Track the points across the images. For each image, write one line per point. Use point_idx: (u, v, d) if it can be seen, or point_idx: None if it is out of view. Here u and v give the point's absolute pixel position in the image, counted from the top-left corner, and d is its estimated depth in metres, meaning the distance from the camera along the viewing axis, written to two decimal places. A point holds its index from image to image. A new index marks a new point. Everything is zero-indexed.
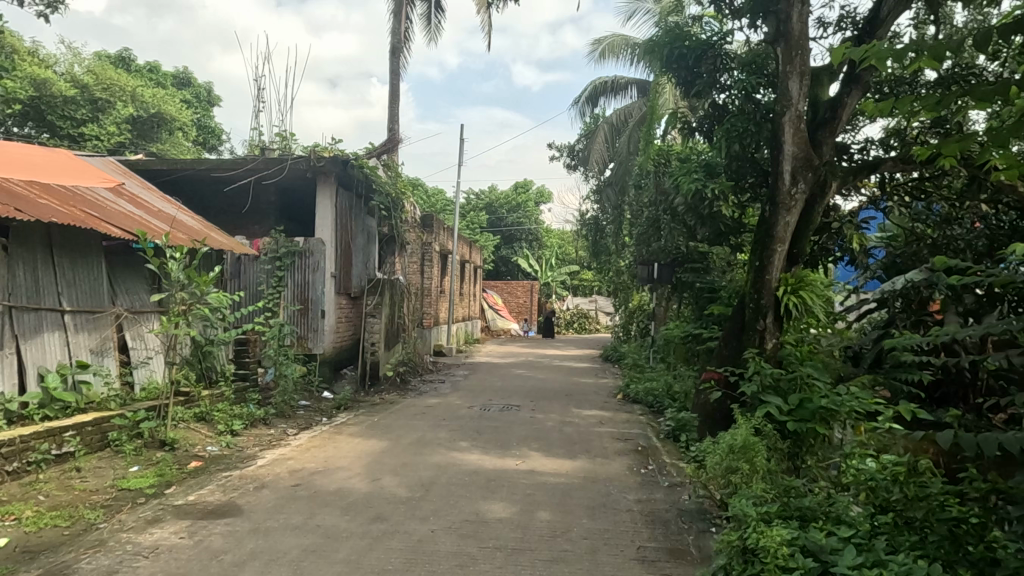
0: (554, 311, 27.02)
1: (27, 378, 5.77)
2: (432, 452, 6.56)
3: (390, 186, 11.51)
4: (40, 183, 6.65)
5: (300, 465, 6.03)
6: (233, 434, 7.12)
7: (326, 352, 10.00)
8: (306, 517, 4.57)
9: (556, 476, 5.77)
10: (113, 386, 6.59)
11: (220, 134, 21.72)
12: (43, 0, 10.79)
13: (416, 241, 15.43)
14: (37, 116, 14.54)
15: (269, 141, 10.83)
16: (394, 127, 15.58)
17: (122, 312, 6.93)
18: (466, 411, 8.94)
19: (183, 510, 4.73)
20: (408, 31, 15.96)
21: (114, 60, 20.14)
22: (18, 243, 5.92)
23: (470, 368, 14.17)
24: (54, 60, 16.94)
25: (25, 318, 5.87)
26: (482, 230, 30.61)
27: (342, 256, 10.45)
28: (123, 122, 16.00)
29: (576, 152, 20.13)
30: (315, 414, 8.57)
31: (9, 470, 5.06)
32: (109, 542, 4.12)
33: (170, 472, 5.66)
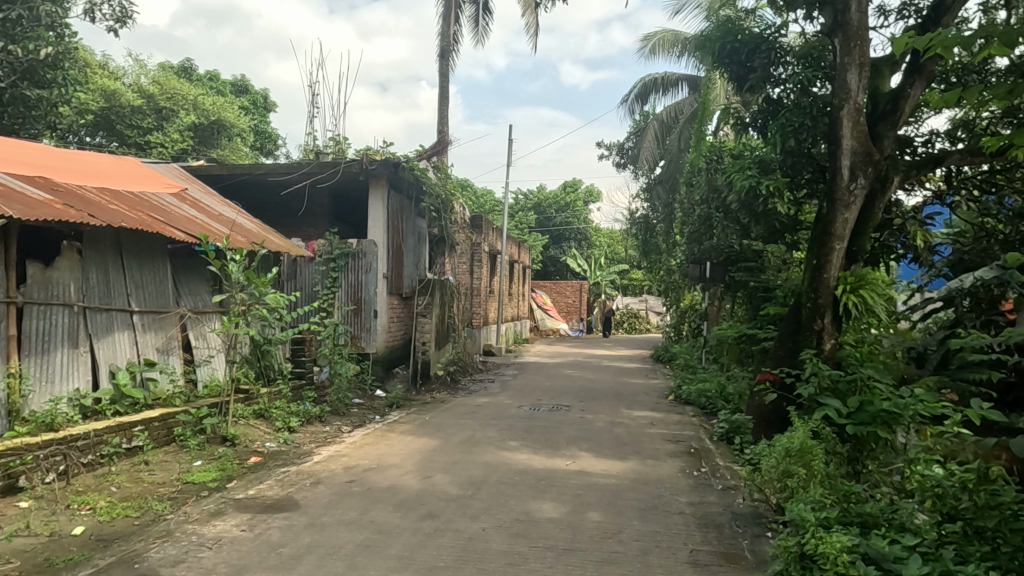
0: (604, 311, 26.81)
1: (100, 374, 6.07)
2: (482, 451, 6.61)
3: (440, 188, 11.62)
4: (111, 190, 7.01)
5: (354, 462, 6.17)
6: (290, 431, 7.33)
7: (379, 352, 10.19)
8: (359, 513, 4.68)
9: (607, 477, 5.74)
10: (178, 383, 6.88)
11: (276, 139, 22.38)
12: (113, 16, 11.35)
13: (466, 242, 15.56)
14: (106, 126, 15.35)
15: (323, 144, 11.09)
16: (443, 129, 15.75)
17: (185, 312, 7.22)
18: (515, 411, 8.97)
19: (243, 504, 4.90)
20: (457, 33, 16.10)
21: (176, 70, 20.97)
22: (92, 247, 6.22)
23: (519, 368, 14.20)
24: (122, 72, 17.77)
25: (98, 318, 6.18)
26: (531, 230, 30.63)
27: (394, 257, 10.61)
28: (186, 130, 16.63)
29: (625, 150, 19.93)
30: (368, 412, 8.75)
31: (85, 463, 5.35)
32: (175, 533, 4.30)
33: (231, 466, 5.87)
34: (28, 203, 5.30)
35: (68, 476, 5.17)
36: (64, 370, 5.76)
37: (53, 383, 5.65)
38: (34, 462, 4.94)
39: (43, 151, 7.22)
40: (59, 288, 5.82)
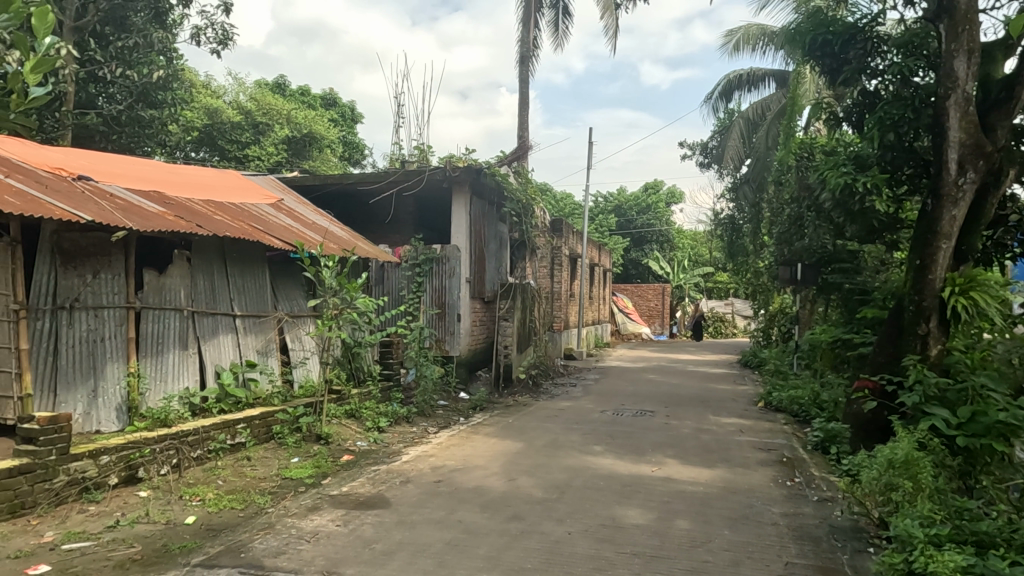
0: (699, 313, 26.48)
1: (207, 374, 6.51)
2: (566, 455, 6.60)
3: (521, 193, 11.72)
4: (217, 203, 7.50)
5: (441, 462, 6.31)
6: (379, 431, 7.59)
7: (462, 355, 10.40)
8: (447, 513, 4.78)
9: (694, 485, 5.61)
10: (277, 383, 7.25)
11: (363, 149, 23.22)
12: (216, 39, 12.13)
13: (546, 245, 15.61)
14: (209, 142, 16.43)
15: (408, 153, 11.42)
16: (524, 134, 15.88)
17: (283, 316, 7.61)
18: (599, 415, 8.91)
19: (338, 500, 5.11)
20: (537, 39, 16.17)
21: (271, 87, 22.17)
22: (200, 255, 6.64)
23: (601, 372, 14.09)
24: (223, 90, 18.91)
25: (205, 322, 6.61)
26: (611, 233, 30.32)
27: (477, 261, 10.79)
28: (280, 143, 17.53)
29: (709, 149, 19.43)
30: (453, 413, 8.94)
31: (195, 457, 5.74)
32: (276, 526, 4.54)
33: (326, 464, 6.15)
34: (146, 215, 5.76)
35: (180, 469, 5.56)
36: (175, 371, 6.21)
37: (165, 382, 6.10)
38: (151, 455, 5.35)
39: (156, 167, 7.80)
40: (171, 294, 6.26)
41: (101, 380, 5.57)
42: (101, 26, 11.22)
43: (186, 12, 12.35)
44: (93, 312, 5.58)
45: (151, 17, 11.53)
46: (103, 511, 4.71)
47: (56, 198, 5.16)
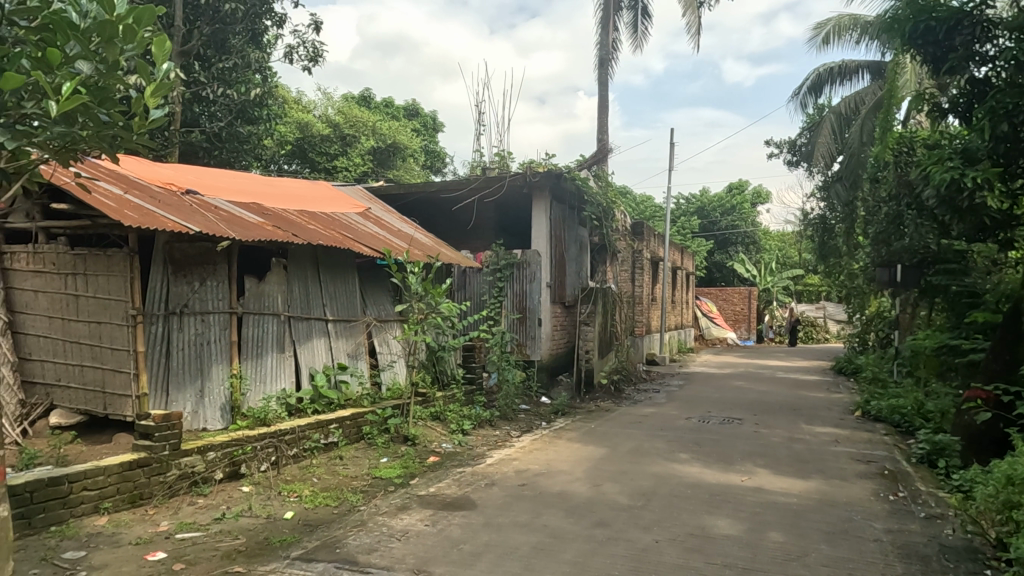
0: (795, 316, 25.72)
1: (302, 376, 6.83)
2: (651, 462, 6.49)
3: (601, 197, 11.67)
4: (310, 212, 7.85)
5: (525, 466, 6.35)
6: (463, 433, 7.73)
7: (544, 359, 10.43)
8: (532, 517, 4.80)
9: (787, 496, 5.38)
10: (366, 385, 7.53)
11: (444, 157, 23.71)
12: (308, 56, 12.73)
13: (627, 249, 15.41)
14: (301, 154, 17.19)
15: (489, 160, 11.57)
16: (604, 137, 15.77)
17: (371, 320, 7.88)
18: (684, 422, 8.72)
19: (426, 500, 5.24)
20: (616, 41, 16.05)
21: (357, 100, 23.05)
22: (295, 263, 6.97)
23: (685, 378, 13.76)
24: (313, 105, 19.80)
25: (301, 326, 6.93)
26: (694, 236, 29.56)
27: (557, 266, 10.80)
28: (366, 154, 18.18)
29: (798, 147, 18.68)
30: (534, 417, 8.98)
31: (292, 454, 6.03)
32: (369, 523, 4.69)
33: (413, 465, 6.30)
34: (246, 225, 6.10)
35: (278, 466, 5.86)
36: (274, 372, 6.55)
37: (264, 383, 6.44)
38: (252, 451, 5.66)
39: (253, 180, 8.26)
40: (270, 300, 6.61)
41: (208, 381, 5.94)
42: (204, 49, 11.98)
43: (280, 32, 13.06)
44: (200, 317, 5.97)
45: (248, 38, 12.27)
46: (211, 504, 5.02)
47: (168, 212, 5.56)
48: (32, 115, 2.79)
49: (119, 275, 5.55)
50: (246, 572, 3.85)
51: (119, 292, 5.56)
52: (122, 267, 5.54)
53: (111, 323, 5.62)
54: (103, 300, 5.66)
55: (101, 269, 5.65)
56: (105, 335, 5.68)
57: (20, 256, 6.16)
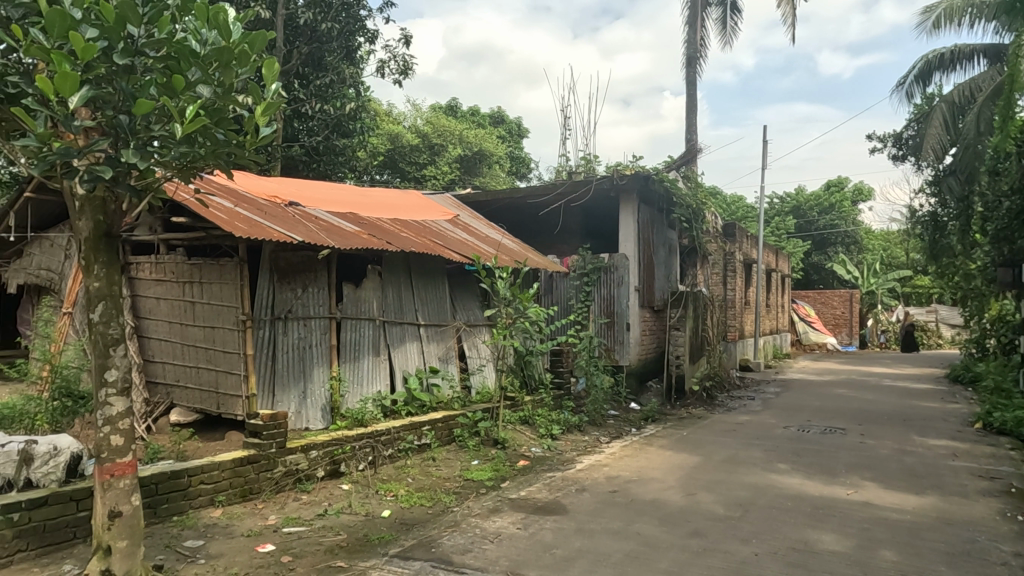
0: (910, 321, 24.27)
1: (395, 379, 7.05)
2: (748, 472, 6.26)
3: (691, 198, 11.38)
4: (402, 221, 8.10)
5: (616, 472, 6.28)
6: (552, 438, 7.73)
7: (633, 364, 10.28)
8: (625, 524, 4.74)
9: (899, 512, 5.05)
10: (456, 388, 7.68)
11: (529, 163, 23.88)
12: (399, 69, 13.17)
13: (719, 251, 14.93)
14: (392, 164, 17.94)
15: (575, 164, 11.54)
16: (692, 137, 15.40)
17: (461, 325, 8.03)
18: (782, 431, 8.35)
19: (517, 504, 5.28)
20: (704, 38, 15.65)
21: (445, 109, 23.62)
22: (389, 270, 7.21)
23: (782, 385, 13.17)
24: (403, 116, 20.43)
25: (394, 331, 7.16)
26: (789, 236, 28.27)
27: (646, 269, 10.61)
28: (454, 162, 18.61)
29: (904, 140, 17.55)
30: (624, 423, 8.86)
31: (387, 455, 6.23)
32: (462, 524, 4.78)
33: (504, 468, 6.37)
34: (344, 234, 6.38)
35: (375, 465, 6.07)
36: (370, 375, 6.80)
37: (361, 385, 6.70)
38: (351, 451, 5.90)
39: (349, 191, 8.60)
40: (366, 305, 6.87)
41: (310, 383, 6.24)
42: (303, 67, 12.62)
43: (372, 48, 13.57)
44: (302, 322, 6.29)
45: (343, 55, 12.83)
46: (314, 500, 5.26)
47: (274, 223, 5.90)
48: (158, 137, 3.00)
49: (231, 283, 5.94)
50: (348, 567, 4.01)
51: (231, 299, 5.95)
52: (233, 275, 5.93)
53: (223, 328, 6.02)
54: (216, 307, 6.08)
55: (215, 278, 6.07)
56: (218, 339, 6.08)
57: (144, 266, 6.72)
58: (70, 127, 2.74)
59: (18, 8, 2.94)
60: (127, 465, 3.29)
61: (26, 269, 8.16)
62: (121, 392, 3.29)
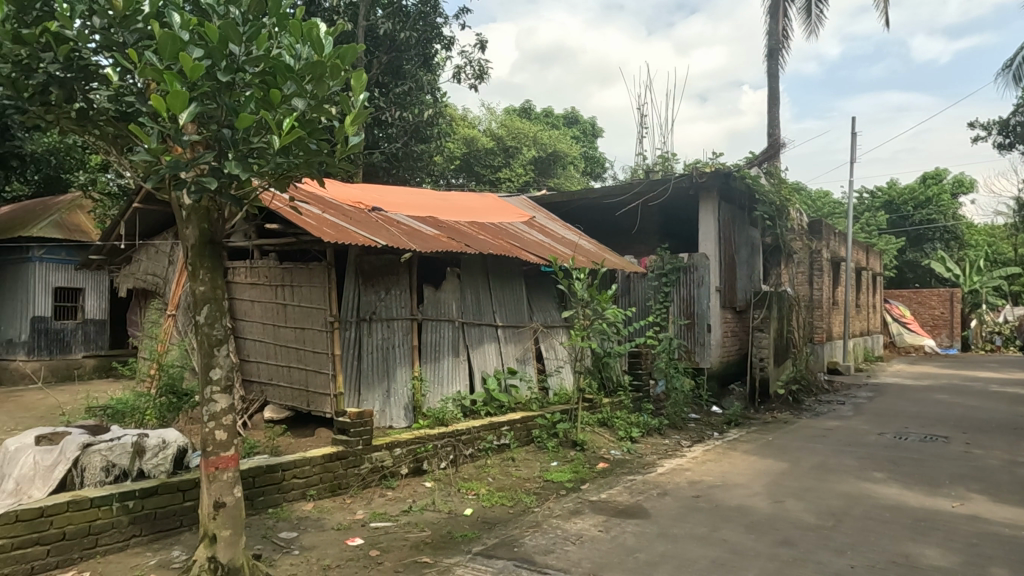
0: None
1: (475, 380, 7.16)
2: (841, 480, 5.97)
3: (774, 195, 10.99)
4: (480, 223, 8.22)
5: (699, 477, 6.14)
6: (632, 441, 7.64)
7: (713, 367, 10.02)
8: (710, 530, 4.63)
9: (1012, 528, 4.70)
10: (534, 389, 7.71)
11: (604, 163, 23.69)
12: (474, 73, 13.37)
13: (804, 249, 14.34)
14: (467, 168, 18.34)
15: (652, 163, 11.38)
16: (775, 131, 14.86)
17: (538, 327, 8.06)
18: (876, 438, 7.93)
19: (598, 506, 5.25)
20: (787, 28, 15.09)
21: (519, 112, 23.77)
22: (468, 272, 7.33)
23: (876, 390, 12.49)
24: (478, 120, 20.71)
25: (473, 332, 7.26)
26: (881, 232, 26.75)
27: (727, 269, 10.32)
28: (528, 164, 18.66)
29: (1011, 127, 16.30)
30: (705, 427, 8.65)
31: (468, 454, 6.33)
32: (544, 525, 4.81)
33: (583, 470, 6.34)
34: (425, 238, 6.53)
35: (456, 464, 6.19)
36: (450, 375, 6.93)
37: (442, 385, 6.84)
38: (433, 449, 6.04)
39: (428, 195, 8.81)
40: (446, 307, 7.02)
41: (393, 382, 6.42)
42: (383, 76, 13.01)
43: (448, 54, 13.86)
44: (386, 323, 6.49)
45: (421, 62, 13.17)
46: (399, 497, 5.41)
47: (360, 228, 6.12)
48: (256, 148, 3.18)
49: (319, 286, 6.19)
50: (433, 563, 4.10)
51: (319, 301, 6.21)
52: (321, 278, 6.18)
53: (312, 329, 6.29)
54: (306, 309, 6.36)
55: (305, 281, 6.35)
56: (308, 340, 6.35)
57: (240, 271, 7.12)
58: (179, 141, 2.93)
59: (133, 33, 3.18)
60: (229, 458, 3.49)
61: (134, 274, 8.79)
62: (224, 390, 3.49)
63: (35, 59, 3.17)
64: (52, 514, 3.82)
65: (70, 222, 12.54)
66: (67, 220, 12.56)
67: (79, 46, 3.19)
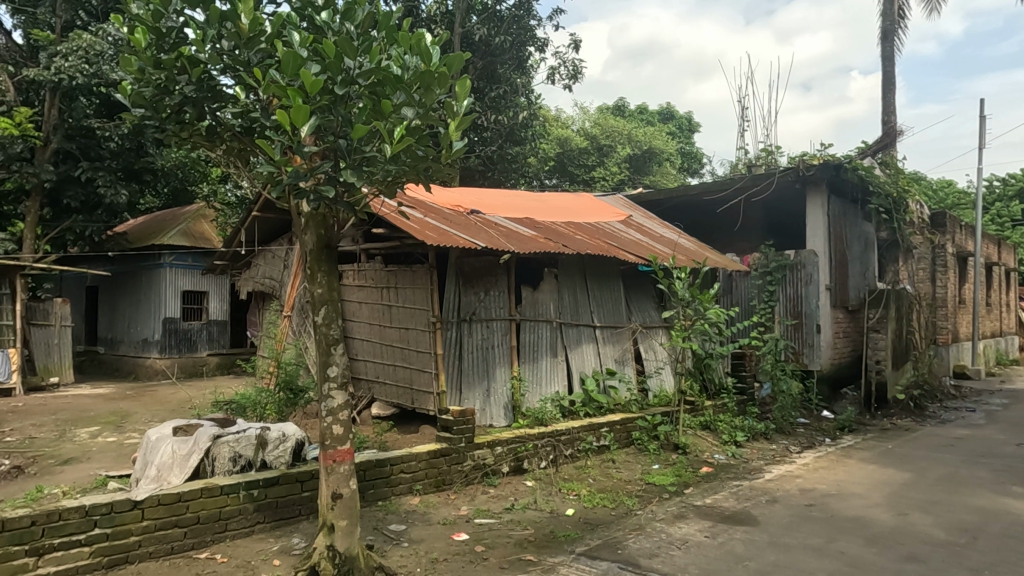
0: None
1: (573, 380, 7.15)
2: (973, 494, 5.51)
3: (890, 186, 10.30)
4: (576, 223, 8.21)
5: (811, 485, 5.84)
6: (737, 445, 7.38)
7: (824, 370, 9.51)
8: (826, 541, 4.41)
9: None
10: (633, 390, 7.60)
11: (701, 158, 23.01)
12: (568, 74, 13.36)
13: (926, 244, 13.31)
14: (561, 169, 18.20)
15: (754, 157, 10.95)
16: (891, 118, 13.90)
17: (637, 327, 7.95)
18: (1013, 449, 7.25)
19: (703, 511, 5.11)
20: (903, 7, 14.09)
21: (612, 110, 23.53)
22: (565, 272, 7.33)
23: (1011, 397, 11.41)
24: (571, 120, 20.66)
25: (571, 332, 7.26)
26: (1015, 224, 24.39)
27: (838, 267, 9.75)
28: (622, 163, 18.38)
29: None
30: (816, 433, 8.23)
31: (567, 454, 6.34)
32: (647, 528, 4.74)
33: (686, 474, 6.19)
34: (523, 239, 6.59)
35: (556, 464, 6.21)
36: (548, 376, 6.96)
37: (541, 385, 6.88)
38: (533, 449, 6.09)
39: (525, 196, 8.89)
40: (544, 308, 7.05)
41: (493, 382, 6.52)
42: (478, 81, 13.26)
43: (542, 56, 13.92)
44: (485, 323, 6.61)
45: (515, 65, 13.30)
46: (501, 494, 5.50)
47: (460, 230, 6.27)
48: (369, 157, 3.33)
49: (422, 288, 6.40)
50: (536, 562, 4.13)
51: (422, 302, 6.42)
52: (424, 280, 6.38)
53: (415, 329, 6.51)
54: (409, 310, 6.58)
55: (409, 283, 6.57)
56: (412, 340, 6.58)
57: (349, 274, 7.48)
58: (300, 152, 3.11)
59: (257, 53, 3.40)
60: (346, 452, 3.67)
61: (253, 278, 9.42)
62: (341, 386, 3.67)
63: (172, 82, 3.43)
64: (189, 499, 4.16)
65: (195, 230, 13.61)
66: (193, 228, 13.63)
67: (209, 69, 3.46)
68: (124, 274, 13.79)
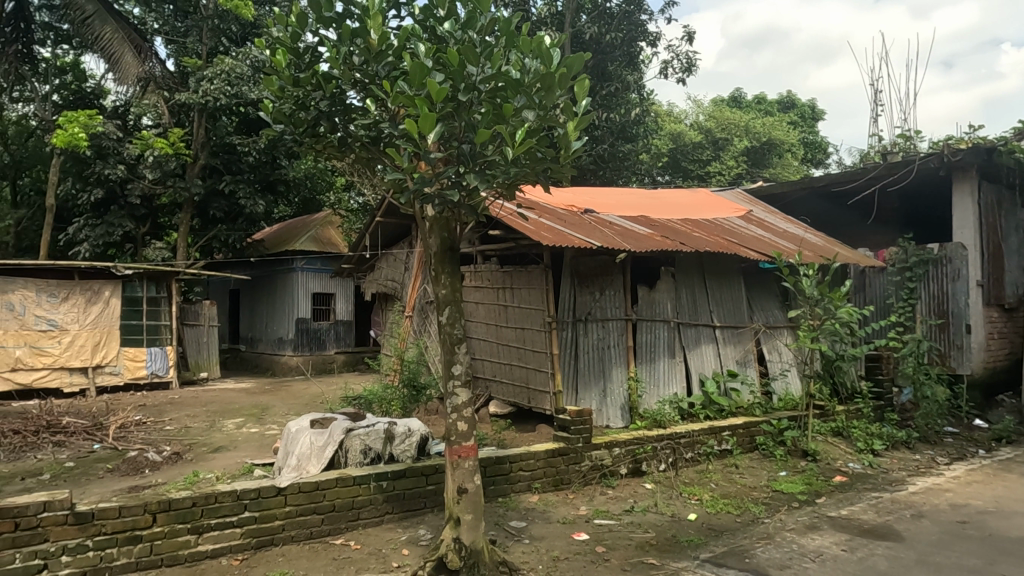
0: None
1: (692, 382, 6.97)
2: None
3: None
4: (693, 220, 7.98)
5: (963, 500, 5.33)
6: (874, 454, 6.85)
7: (976, 374, 8.66)
8: (985, 562, 4.01)
9: None
10: (757, 393, 7.27)
11: (826, 148, 21.65)
12: (682, 67, 13.01)
13: None
14: (674, 165, 17.65)
15: (890, 143, 10.14)
16: None
17: (759, 328, 7.61)
18: None
19: (839, 523, 4.81)
20: None
21: (727, 101, 22.65)
22: (683, 271, 7.14)
23: None
24: (684, 114, 20.09)
25: (689, 332, 7.06)
26: None
27: (992, 260, 8.83)
28: (740, 155, 17.63)
29: None
30: (967, 443, 7.50)
31: (688, 457, 6.18)
32: (776, 537, 4.53)
33: (817, 482, 5.85)
34: (639, 237, 6.49)
35: (676, 467, 6.06)
36: (666, 377, 6.80)
37: (658, 386, 6.75)
38: (652, 451, 5.98)
39: (639, 194, 8.74)
40: (661, 307, 6.90)
41: (610, 382, 6.47)
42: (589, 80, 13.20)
43: (654, 50, 13.63)
44: (601, 323, 6.57)
45: (626, 62, 13.14)
46: (620, 496, 5.44)
47: (575, 230, 6.26)
48: (491, 161, 3.41)
49: (538, 288, 6.46)
50: (660, 566, 4.06)
51: (538, 302, 6.47)
52: (540, 281, 6.44)
53: (531, 329, 6.58)
54: (526, 309, 6.66)
55: (524, 283, 6.65)
56: (528, 339, 6.65)
57: (467, 275, 7.70)
58: (427, 158, 3.23)
59: (384, 66, 3.56)
60: (470, 448, 3.78)
61: (377, 281, 9.91)
62: (465, 384, 3.78)
63: (309, 98, 3.70)
64: (326, 488, 4.44)
65: (324, 236, 14.50)
66: (321, 234, 14.53)
67: (341, 84, 3.69)
68: (261, 278, 14.93)
